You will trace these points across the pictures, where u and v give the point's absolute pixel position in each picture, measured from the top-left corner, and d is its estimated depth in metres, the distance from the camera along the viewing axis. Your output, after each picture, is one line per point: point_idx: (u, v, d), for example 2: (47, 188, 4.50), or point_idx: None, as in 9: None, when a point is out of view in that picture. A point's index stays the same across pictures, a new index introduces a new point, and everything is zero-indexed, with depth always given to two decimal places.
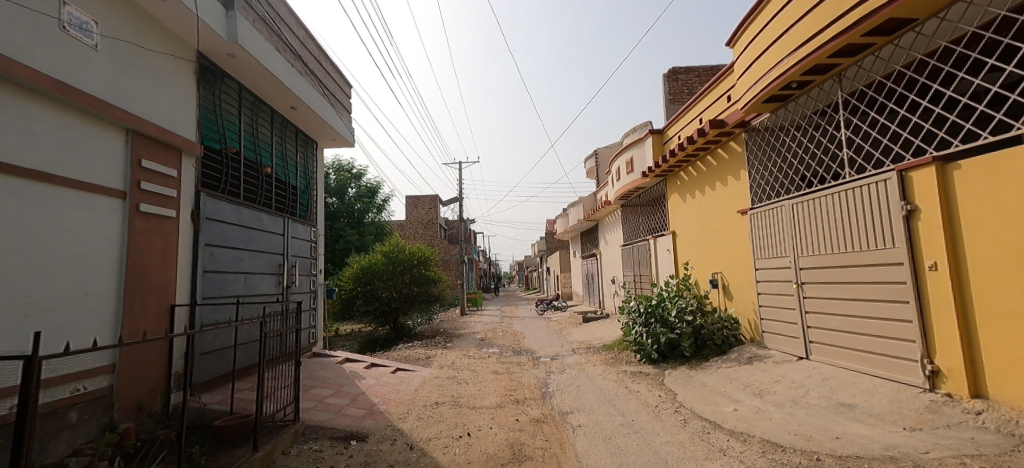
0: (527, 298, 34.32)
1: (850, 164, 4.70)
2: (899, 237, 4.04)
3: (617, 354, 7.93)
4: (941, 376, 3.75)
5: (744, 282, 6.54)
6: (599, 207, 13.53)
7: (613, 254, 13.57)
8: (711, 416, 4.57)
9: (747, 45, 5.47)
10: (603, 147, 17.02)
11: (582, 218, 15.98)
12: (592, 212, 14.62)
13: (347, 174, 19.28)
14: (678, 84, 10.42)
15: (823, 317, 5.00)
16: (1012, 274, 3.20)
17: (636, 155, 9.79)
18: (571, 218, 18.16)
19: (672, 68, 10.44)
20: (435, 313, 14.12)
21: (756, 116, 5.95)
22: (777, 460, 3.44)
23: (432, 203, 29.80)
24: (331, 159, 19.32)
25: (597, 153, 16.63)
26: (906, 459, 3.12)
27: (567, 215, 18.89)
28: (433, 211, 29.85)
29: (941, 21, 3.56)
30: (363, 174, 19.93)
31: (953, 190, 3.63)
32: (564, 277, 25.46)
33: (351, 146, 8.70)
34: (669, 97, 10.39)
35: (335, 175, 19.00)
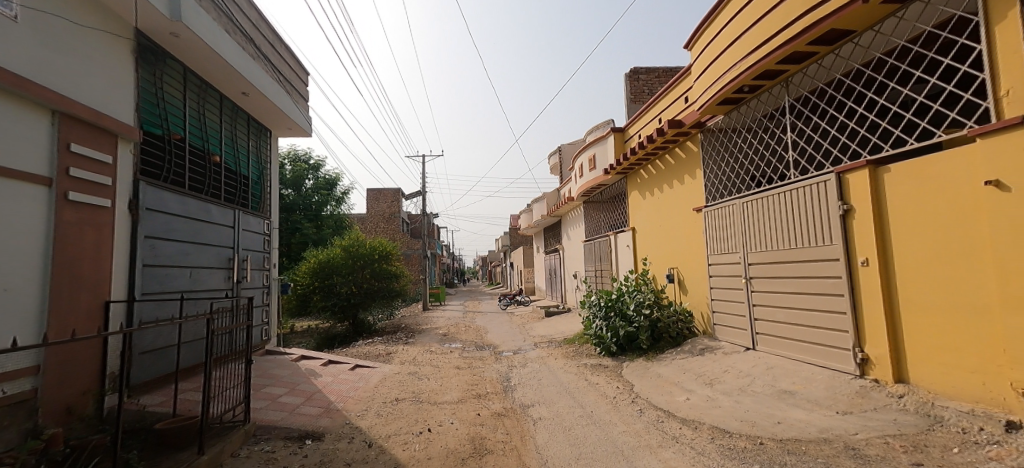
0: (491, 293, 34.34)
1: (794, 166, 4.99)
2: (836, 234, 4.34)
3: (577, 347, 8.08)
4: (869, 363, 4.08)
5: (697, 277, 6.82)
6: (562, 203, 13.68)
7: (575, 249, 13.81)
8: (665, 405, 4.76)
9: (703, 49, 5.65)
10: (567, 144, 17.21)
11: (545, 213, 16.07)
12: (554, 208, 14.77)
13: (304, 165, 18.52)
14: (639, 84, 10.68)
15: (769, 309, 5.29)
16: (936, 270, 3.51)
17: (598, 152, 9.98)
18: (535, 213, 18.25)
19: (633, 68, 10.68)
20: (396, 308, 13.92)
21: (712, 118, 6.20)
22: (724, 445, 3.64)
23: (394, 198, 29.31)
24: (286, 149, 18.59)
25: (560, 149, 16.88)
26: (839, 440, 3.39)
27: (530, 211, 19.09)
28: (395, 205, 29.31)
29: (876, 34, 3.84)
30: (321, 165, 19.28)
31: (884, 192, 3.93)
32: (527, 272, 25.62)
33: (307, 136, 8.36)
34: (630, 96, 10.63)
35: (291, 166, 18.27)
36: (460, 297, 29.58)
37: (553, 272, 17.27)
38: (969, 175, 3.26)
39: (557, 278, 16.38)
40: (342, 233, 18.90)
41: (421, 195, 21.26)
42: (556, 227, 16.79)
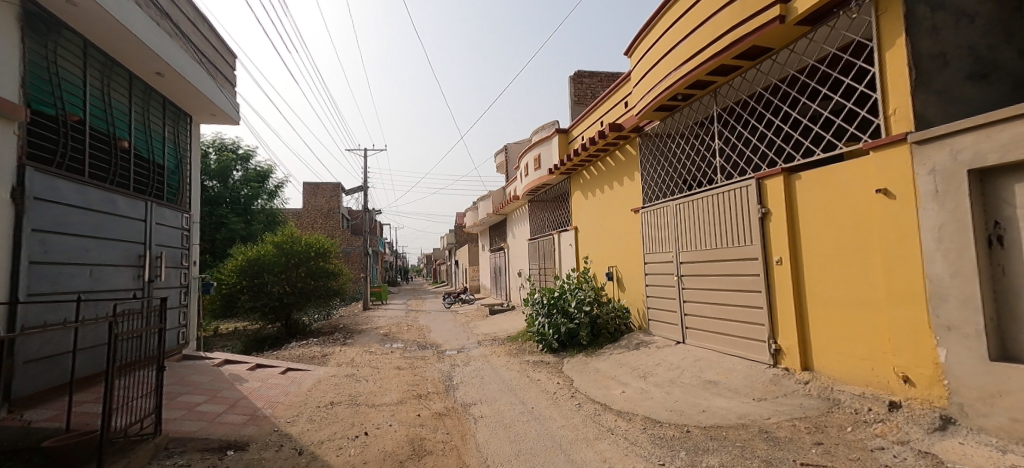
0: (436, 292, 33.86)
1: (721, 171, 5.34)
2: (755, 235, 4.70)
3: (520, 345, 8.17)
4: (780, 353, 4.47)
5: (634, 275, 7.13)
6: (507, 202, 13.75)
7: (520, 247, 13.95)
8: (602, 399, 4.93)
9: (641, 57, 5.90)
10: (513, 143, 17.33)
11: (491, 211, 16.08)
12: (500, 206, 14.82)
13: (231, 155, 17.31)
14: (582, 87, 10.99)
15: (697, 305, 5.64)
16: (837, 268, 3.92)
17: (543, 152, 10.14)
18: (480, 211, 18.21)
19: (577, 71, 10.96)
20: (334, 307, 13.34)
21: (649, 123, 6.49)
22: (655, 435, 3.84)
23: (334, 193, 28.13)
24: (211, 137, 17.32)
25: (507, 148, 17.00)
26: (754, 425, 3.71)
27: (476, 209, 19.03)
28: (334, 200, 28.12)
29: (790, 53, 4.21)
30: (251, 156, 18.09)
31: (795, 197, 4.32)
32: (472, 270, 25.53)
33: (234, 123, 7.77)
34: (574, 98, 10.90)
35: (217, 156, 17.05)
36: (403, 295, 28.93)
37: (497, 270, 17.35)
38: (863, 183, 3.66)
39: (502, 277, 16.47)
40: (275, 229, 17.78)
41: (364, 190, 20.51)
42: (501, 225, 16.86)
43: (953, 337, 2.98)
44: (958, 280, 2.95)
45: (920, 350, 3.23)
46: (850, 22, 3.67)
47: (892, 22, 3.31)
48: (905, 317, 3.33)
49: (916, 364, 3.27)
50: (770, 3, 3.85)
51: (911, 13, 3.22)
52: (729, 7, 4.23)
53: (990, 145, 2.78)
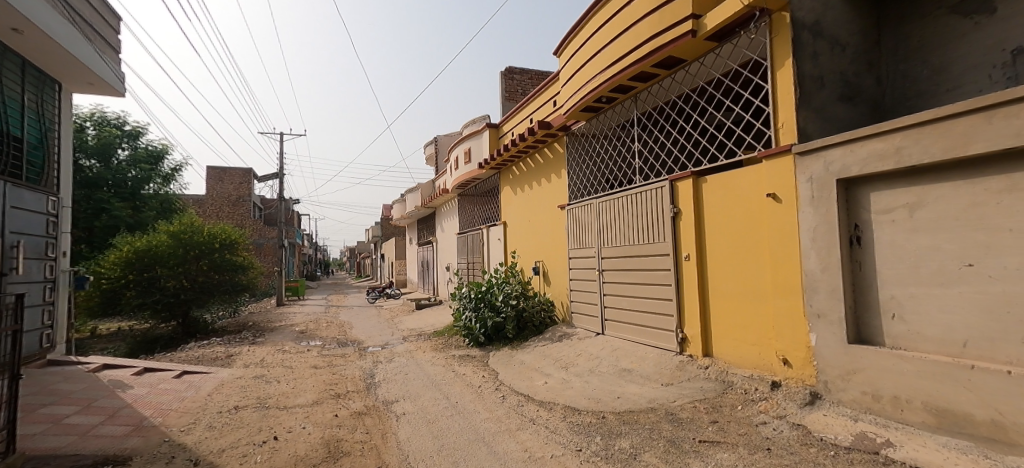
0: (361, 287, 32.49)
1: (640, 172, 5.69)
2: (668, 233, 5.07)
3: (446, 339, 8.09)
4: (686, 341, 4.88)
5: (559, 269, 7.38)
6: (437, 195, 13.50)
7: (449, 241, 13.81)
8: (525, 390, 5.05)
9: (569, 58, 6.06)
10: (443, 135, 17.04)
11: (420, 204, 15.72)
12: (429, 199, 14.52)
13: (114, 131, 15.32)
14: (513, 83, 11.09)
15: (615, 298, 5.97)
16: (734, 263, 4.35)
17: (474, 146, 10.10)
18: (407, 204, 17.71)
19: (508, 67, 11.04)
20: (243, 303, 12.28)
21: (576, 123, 6.71)
22: (574, 422, 4.02)
23: (244, 179, 25.85)
24: (89, 110, 15.26)
25: (437, 140, 16.71)
26: (662, 408, 4.02)
27: (404, 202, 18.46)
28: (244, 187, 25.84)
29: (700, 66, 4.59)
30: (140, 133, 16.10)
31: (702, 198, 4.71)
32: (399, 265, 24.80)
33: (117, 95, 6.80)
34: (505, 94, 10.96)
35: (96, 131, 15.02)
36: (324, 290, 27.37)
37: (425, 264, 17.03)
38: (757, 188, 4.08)
39: (429, 271, 16.18)
40: (173, 216, 15.92)
41: (279, 177, 19.02)
42: (430, 219, 16.56)
43: (822, 324, 3.46)
44: (827, 275, 3.42)
45: (797, 335, 3.70)
46: (750, 41, 4.07)
47: (783, 45, 3.72)
48: (786, 307, 3.79)
49: (793, 347, 3.74)
50: (683, 17, 4.15)
51: (798, 38, 3.65)
52: (649, 17, 4.48)
53: (854, 158, 3.23)
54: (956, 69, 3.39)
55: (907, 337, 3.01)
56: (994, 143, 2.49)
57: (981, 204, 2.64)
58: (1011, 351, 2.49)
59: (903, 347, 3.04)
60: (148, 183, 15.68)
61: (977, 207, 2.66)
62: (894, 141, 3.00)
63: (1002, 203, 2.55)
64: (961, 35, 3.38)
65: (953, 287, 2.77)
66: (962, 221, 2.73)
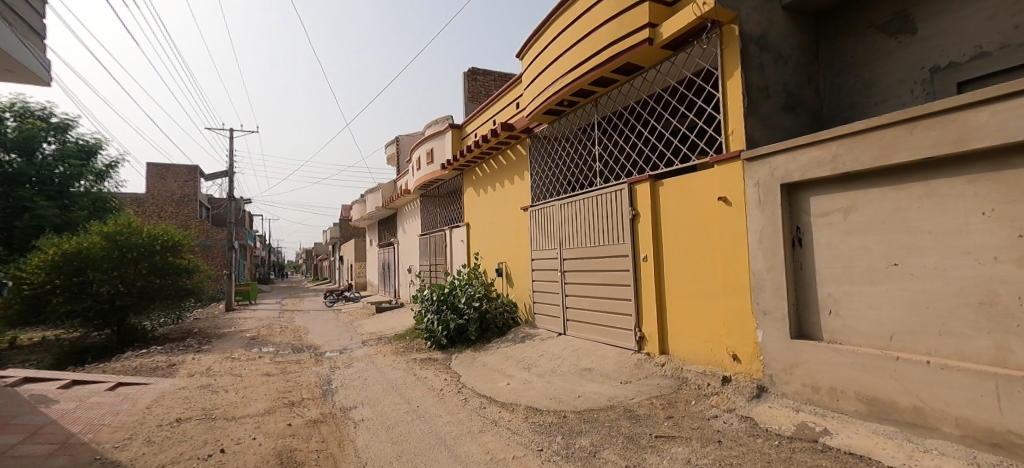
0: (318, 290, 31.35)
1: (600, 175, 5.82)
2: (627, 235, 5.21)
3: (408, 343, 7.95)
4: (644, 340, 5.03)
5: (522, 271, 7.41)
6: (398, 196, 13.24)
7: (410, 243, 13.58)
8: (488, 392, 5.04)
9: (531, 62, 6.12)
10: (405, 135, 16.75)
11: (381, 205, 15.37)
12: (390, 200, 14.22)
13: (39, 123, 14.10)
14: (476, 84, 11.07)
15: (577, 298, 6.06)
16: (688, 263, 4.52)
17: (436, 146, 9.99)
18: (368, 205, 17.28)
19: (471, 68, 11.00)
20: (187, 309, 11.60)
21: (538, 126, 6.78)
22: (536, 422, 4.04)
23: (190, 177, 24.39)
24: (8, 99, 13.94)
25: (398, 140, 16.41)
26: (621, 406, 4.12)
27: (364, 203, 18.02)
28: (189, 185, 24.35)
29: (657, 73, 4.76)
30: (70, 127, 14.89)
31: (658, 201, 4.87)
32: (358, 267, 24.16)
33: (42, 83, 6.24)
34: (468, 95, 10.92)
35: (17, 123, 13.77)
36: (279, 294, 26.20)
37: (386, 266, 16.68)
38: (710, 191, 4.26)
39: (391, 273, 15.83)
40: (108, 216, 14.77)
41: (229, 175, 18.05)
42: (392, 220, 16.23)
43: (768, 321, 3.65)
44: (772, 274, 3.62)
45: (746, 332, 3.89)
46: (702, 51, 4.25)
47: (732, 56, 3.92)
48: (736, 306, 3.98)
49: (741, 344, 3.93)
50: (641, 25, 4.28)
51: (745, 50, 3.86)
52: (607, 25, 4.60)
53: (796, 164, 3.44)
54: (884, 84, 3.69)
55: (843, 332, 3.23)
56: (916, 152, 2.72)
57: (905, 208, 2.87)
58: (930, 342, 2.73)
59: (839, 341, 3.26)
60: (78, 181, 14.53)
61: (901, 211, 2.89)
62: (830, 149, 3.21)
63: (922, 208, 2.78)
64: (887, 52, 3.68)
65: (881, 285, 3.00)
66: (888, 224, 2.97)
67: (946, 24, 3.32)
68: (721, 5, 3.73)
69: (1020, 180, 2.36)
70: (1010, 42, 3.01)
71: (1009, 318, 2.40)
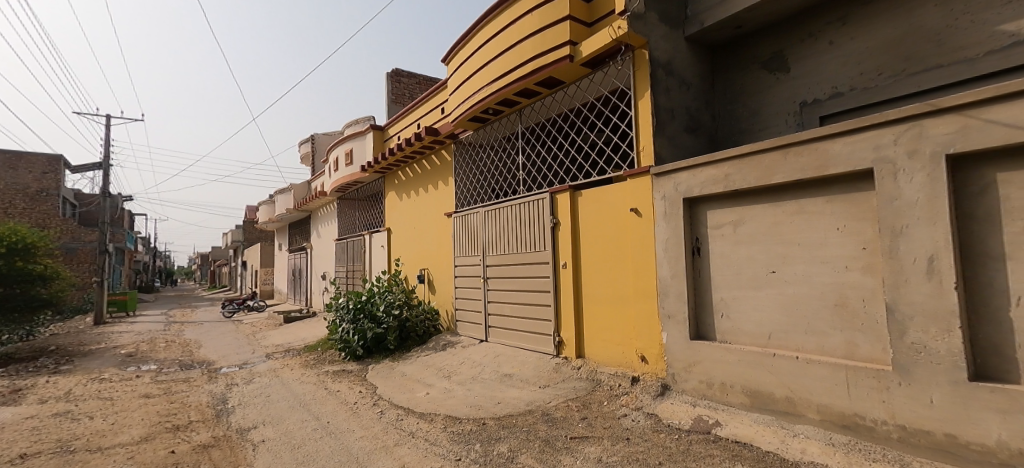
0: (215, 299, 28.21)
1: (523, 183, 5.94)
2: (548, 243, 5.37)
3: (319, 355, 7.44)
4: (562, 344, 5.20)
5: (445, 278, 7.30)
6: (312, 198, 12.41)
7: (325, 248, 12.79)
8: (405, 403, 4.87)
9: (456, 68, 6.10)
10: (320, 133, 15.80)
11: (292, 206, 14.30)
12: (303, 202, 13.30)
13: None
14: (400, 86, 10.80)
15: (499, 305, 6.10)
16: (603, 270, 4.76)
17: (356, 147, 9.54)
18: (276, 206, 15.98)
19: (394, 69, 10.72)
20: (42, 323, 9.81)
21: (463, 133, 6.77)
22: (455, 431, 3.98)
23: (53, 168, 20.80)
24: None
25: (314, 138, 15.44)
26: (538, 410, 4.22)
27: (272, 204, 16.67)
28: (51, 178, 20.82)
29: (577, 89, 5.01)
30: None
31: (577, 210, 5.09)
32: (264, 273, 22.18)
33: None
34: (391, 97, 10.59)
35: None
36: (165, 304, 23.08)
37: (297, 272, 15.51)
38: (623, 202, 4.54)
39: (302, 280, 14.74)
40: None
41: (104, 167, 15.66)
42: (304, 223, 15.16)
43: (671, 324, 3.96)
44: (675, 281, 3.94)
45: (653, 335, 4.18)
46: (617, 72, 4.55)
47: (643, 78, 4.25)
48: (645, 310, 4.26)
49: (649, 346, 4.22)
50: (562, 42, 4.48)
51: (654, 74, 4.19)
52: (531, 38, 4.74)
53: (696, 181, 3.79)
54: (765, 114, 4.22)
55: (732, 332, 3.60)
56: (789, 175, 3.13)
57: (781, 223, 3.29)
58: (799, 340, 3.14)
59: (729, 340, 3.62)
60: None
61: (778, 226, 3.30)
62: (723, 168, 3.59)
63: (793, 223, 3.21)
64: (768, 86, 4.21)
65: (762, 290, 3.40)
66: (769, 236, 3.37)
67: (812, 66, 3.90)
68: (634, 31, 4.02)
69: (864, 201, 2.82)
70: (857, 85, 3.61)
71: (857, 317, 2.85)
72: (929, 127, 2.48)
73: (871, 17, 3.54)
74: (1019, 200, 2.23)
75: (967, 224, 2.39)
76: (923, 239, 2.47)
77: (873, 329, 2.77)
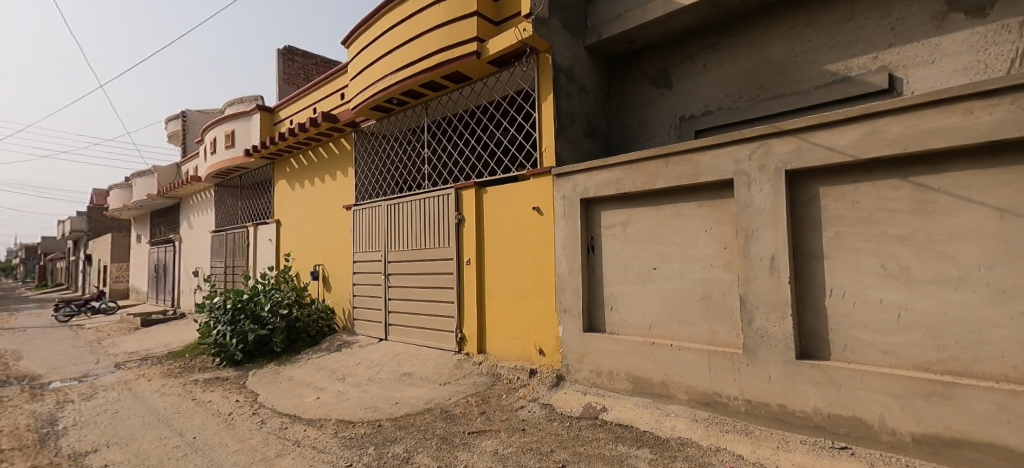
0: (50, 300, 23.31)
1: (429, 178, 5.82)
2: (452, 239, 5.33)
3: (188, 362, 6.56)
4: (464, 341, 5.20)
5: (342, 274, 6.88)
6: (183, 183, 10.84)
7: (200, 240, 11.28)
8: (292, 410, 4.48)
9: (357, 53, 5.75)
10: (193, 110, 13.88)
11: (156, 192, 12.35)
12: (170, 188, 11.56)
13: None
14: (293, 65, 9.93)
15: (400, 302, 5.91)
16: (505, 267, 4.85)
17: (239, 128, 8.54)
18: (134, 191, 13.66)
19: (287, 46, 9.82)
20: None
21: (365, 121, 6.42)
22: (346, 436, 3.76)
23: None
24: None
25: (184, 115, 13.50)
26: (437, 407, 4.17)
27: (129, 188, 14.23)
28: None
29: (483, 86, 5.03)
30: None
31: (482, 207, 5.12)
32: (119, 269, 18.85)
33: None
34: (282, 76, 9.67)
35: None
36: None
37: (162, 268, 13.45)
38: (526, 200, 4.66)
39: (169, 278, 12.80)
40: None
41: None
42: (173, 212, 13.18)
43: (567, 318, 4.17)
44: (572, 277, 4.16)
45: (550, 328, 4.37)
46: (522, 73, 4.67)
47: (545, 81, 4.40)
48: (543, 305, 4.44)
49: (546, 339, 4.40)
50: (469, 38, 4.47)
51: (557, 79, 4.37)
52: (437, 30, 4.65)
53: (592, 183, 4.03)
54: (653, 124, 4.63)
55: (619, 324, 3.90)
56: (669, 182, 3.48)
57: (661, 224, 3.64)
58: (674, 329, 3.50)
59: (617, 331, 3.92)
60: None
61: (659, 227, 3.65)
62: (615, 172, 3.86)
63: (671, 224, 3.57)
64: (654, 99, 4.63)
65: (645, 285, 3.73)
66: (651, 236, 3.71)
67: (690, 84, 4.37)
68: (538, 35, 4.15)
69: (726, 207, 3.24)
70: (724, 105, 4.12)
71: (717, 307, 3.26)
72: (774, 146, 2.91)
73: (736, 46, 4.06)
74: (834, 210, 2.72)
75: (799, 228, 2.86)
76: (768, 241, 2.90)
77: (729, 318, 3.18)
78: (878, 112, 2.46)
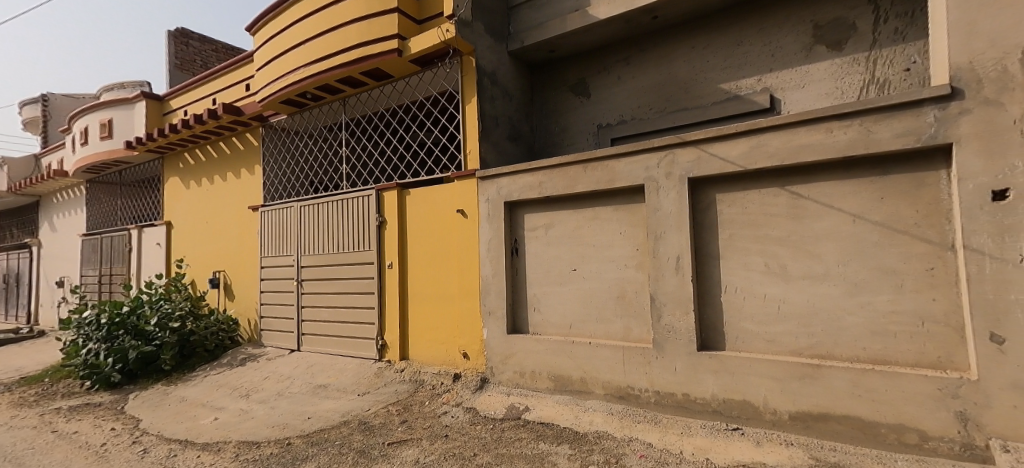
0: None
1: (347, 178, 5.52)
2: (373, 242, 5.10)
3: (48, 388, 5.58)
4: (385, 348, 5.00)
5: (247, 282, 6.30)
6: (43, 178, 9.23)
7: (67, 245, 9.68)
8: (183, 435, 3.99)
9: (265, 41, 5.30)
10: (57, 94, 11.93)
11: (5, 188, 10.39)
12: (25, 184, 9.79)
13: None
14: (188, 50, 8.94)
15: (315, 309, 5.53)
16: (429, 270, 4.75)
17: (120, 117, 7.48)
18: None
19: (180, 28, 8.81)
20: None
21: (275, 115, 5.94)
22: (249, 459, 3.42)
23: None
24: None
25: (46, 99, 11.57)
26: (355, 419, 3.95)
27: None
28: None
29: (405, 85, 4.90)
30: None
31: (405, 209, 4.96)
32: None
33: None
34: (174, 60, 8.65)
35: None
36: None
37: (14, 278, 11.32)
38: (450, 203, 4.60)
39: (25, 290, 10.79)
40: None
41: None
42: (31, 212, 11.18)
43: (492, 320, 4.18)
44: (496, 279, 4.18)
45: (473, 331, 4.35)
46: (446, 74, 4.62)
47: (469, 84, 4.39)
48: (466, 308, 4.41)
49: (470, 342, 4.37)
50: (390, 35, 4.32)
51: (481, 82, 4.38)
52: (356, 24, 4.44)
53: (515, 186, 4.09)
54: (574, 131, 4.81)
55: (542, 324, 3.98)
56: (586, 187, 3.63)
57: (580, 227, 3.78)
58: (592, 328, 3.65)
59: (539, 332, 4.00)
60: None
61: (579, 230, 3.79)
62: (538, 176, 3.95)
63: (590, 227, 3.72)
64: (575, 107, 4.82)
65: (565, 286, 3.85)
66: (571, 238, 3.84)
67: (607, 95, 4.60)
68: (462, 37, 4.13)
69: (638, 211, 3.45)
70: (636, 116, 4.40)
71: (630, 305, 3.45)
72: (678, 155, 3.16)
73: (647, 62, 4.36)
74: (728, 214, 3.01)
75: (700, 231, 3.12)
76: (674, 243, 3.13)
77: (641, 316, 3.39)
78: (761, 129, 2.77)
